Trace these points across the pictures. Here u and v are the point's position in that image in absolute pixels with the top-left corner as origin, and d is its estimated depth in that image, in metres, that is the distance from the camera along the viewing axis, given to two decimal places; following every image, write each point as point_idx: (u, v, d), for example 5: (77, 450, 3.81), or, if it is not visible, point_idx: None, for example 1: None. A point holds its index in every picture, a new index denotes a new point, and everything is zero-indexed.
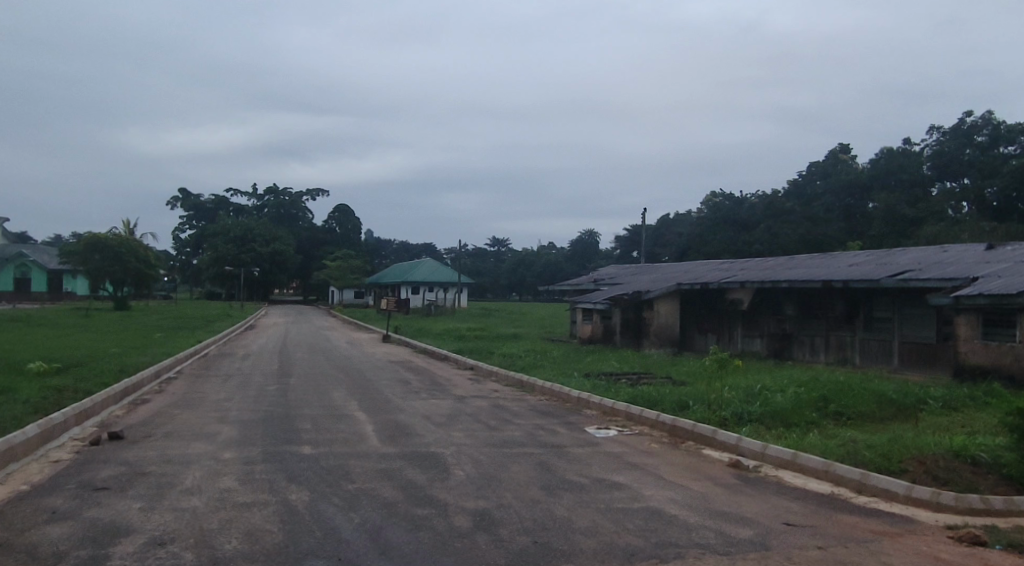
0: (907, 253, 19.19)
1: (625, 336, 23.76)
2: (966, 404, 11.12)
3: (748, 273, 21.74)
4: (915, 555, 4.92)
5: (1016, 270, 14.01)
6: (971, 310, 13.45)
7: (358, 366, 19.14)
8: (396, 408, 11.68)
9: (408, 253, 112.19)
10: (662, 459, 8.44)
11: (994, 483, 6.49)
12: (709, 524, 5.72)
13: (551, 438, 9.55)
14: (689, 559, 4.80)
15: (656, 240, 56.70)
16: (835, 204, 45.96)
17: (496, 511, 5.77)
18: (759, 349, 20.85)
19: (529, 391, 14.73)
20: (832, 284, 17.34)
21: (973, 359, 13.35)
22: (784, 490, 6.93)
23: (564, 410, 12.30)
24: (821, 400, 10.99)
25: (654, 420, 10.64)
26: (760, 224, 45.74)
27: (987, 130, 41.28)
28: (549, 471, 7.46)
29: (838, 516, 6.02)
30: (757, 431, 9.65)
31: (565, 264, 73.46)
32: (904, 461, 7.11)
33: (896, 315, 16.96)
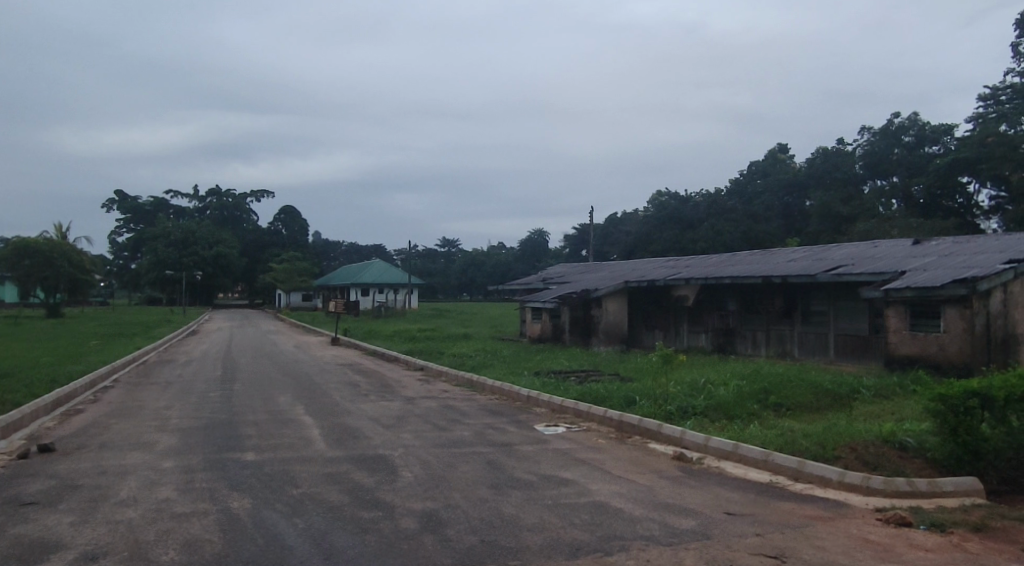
0: (841, 249, 19.96)
1: (574, 334, 23.86)
2: (896, 392, 11.63)
3: (692, 270, 22.23)
4: (845, 538, 5.13)
5: (940, 264, 14.73)
6: (900, 302, 14.02)
7: (306, 369, 18.84)
8: (344, 412, 11.53)
9: (357, 254, 110.77)
10: (610, 454, 8.57)
11: (921, 467, 6.83)
12: (654, 516, 5.83)
13: (500, 436, 9.60)
14: (633, 551, 4.89)
15: (605, 239, 57.46)
16: (774, 202, 47.40)
17: (443, 511, 5.78)
18: (704, 344, 21.37)
19: (479, 390, 14.73)
20: (771, 279, 17.91)
21: (902, 349, 13.95)
22: (725, 480, 7.14)
23: (512, 408, 12.36)
24: (762, 391, 11.32)
25: (601, 416, 10.78)
26: (705, 222, 46.79)
27: (914, 130, 43.12)
28: (498, 469, 7.50)
29: (776, 504, 6.22)
30: (700, 424, 9.90)
31: (515, 264, 73.69)
32: (837, 448, 7.40)
33: (831, 309, 17.60)
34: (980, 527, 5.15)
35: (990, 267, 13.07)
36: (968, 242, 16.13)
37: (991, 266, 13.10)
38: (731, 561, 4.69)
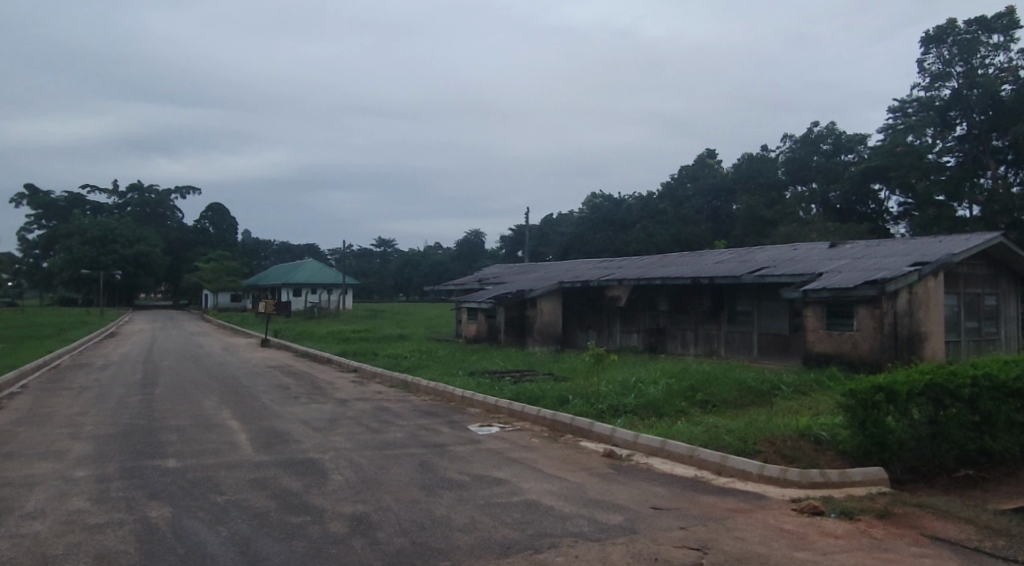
0: (763, 251, 20.78)
1: (509, 334, 23.81)
2: (813, 388, 12.22)
3: (625, 270, 22.71)
4: (764, 529, 5.36)
5: (854, 266, 15.53)
6: (817, 302, 14.71)
7: (233, 372, 18.32)
8: (273, 415, 11.27)
9: (289, 253, 108.14)
10: (542, 452, 8.69)
11: (833, 458, 7.20)
12: (583, 513, 5.95)
13: (433, 437, 9.58)
14: (562, 547, 4.98)
15: (540, 240, 58.01)
16: (703, 205, 48.89)
17: (373, 514, 5.73)
18: (636, 343, 21.84)
19: (413, 392, 14.63)
20: (700, 280, 18.47)
21: (818, 347, 14.64)
22: (652, 475, 7.34)
23: (446, 409, 12.32)
24: (690, 389, 11.67)
25: (535, 415, 10.88)
26: (637, 224, 47.81)
27: (831, 139, 45.54)
28: (430, 470, 7.48)
29: (700, 497, 6.45)
30: (630, 422, 10.14)
31: (451, 264, 73.43)
32: (757, 443, 7.72)
33: (755, 309, 18.29)
34: (884, 513, 5.48)
35: (899, 269, 13.87)
36: (879, 245, 17.06)
37: (900, 269, 13.90)
38: (655, 553, 4.84)
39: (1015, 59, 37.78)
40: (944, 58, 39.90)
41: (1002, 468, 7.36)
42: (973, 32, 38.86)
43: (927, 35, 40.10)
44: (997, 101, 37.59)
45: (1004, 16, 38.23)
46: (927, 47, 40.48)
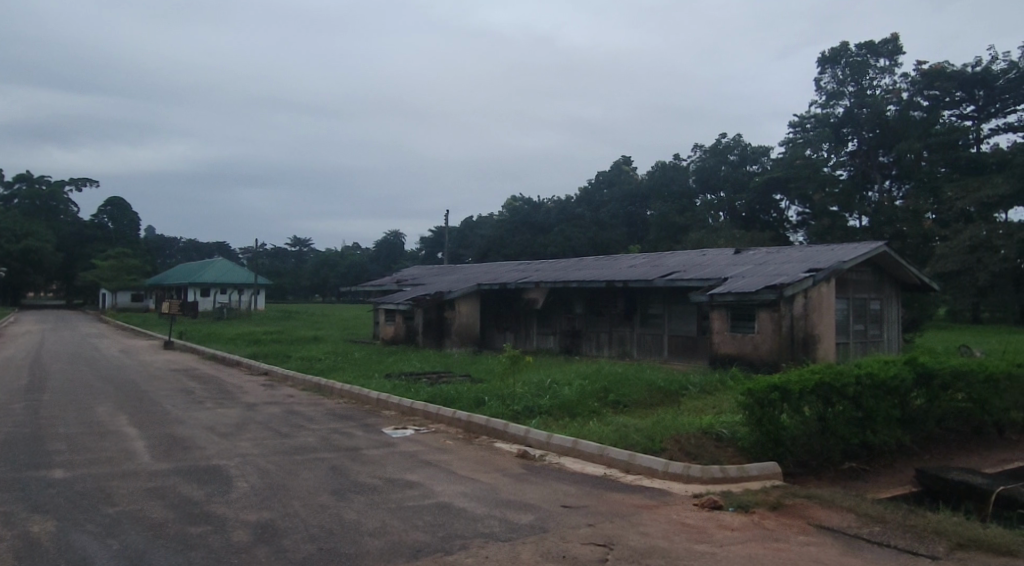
0: (674, 256, 21.54)
1: (427, 336, 23.56)
2: (716, 388, 12.76)
3: (542, 273, 23.02)
4: (666, 523, 5.58)
5: (756, 272, 16.33)
6: (721, 306, 15.37)
7: (132, 375, 17.37)
8: (175, 421, 10.76)
9: (197, 252, 103.39)
10: (456, 454, 8.71)
11: (732, 455, 7.57)
12: (494, 513, 6.01)
13: (345, 441, 9.40)
14: (473, 548, 5.01)
15: (460, 242, 57.89)
16: (619, 211, 50.14)
17: (280, 521, 5.58)
18: (552, 345, 22.17)
19: (327, 395, 14.29)
20: (614, 283, 18.95)
21: (723, 349, 15.32)
22: (563, 474, 7.49)
23: (361, 412, 12.12)
24: (603, 390, 11.96)
25: (450, 417, 10.87)
26: (555, 227, 48.47)
27: (737, 150, 47.87)
28: (341, 475, 7.36)
29: (609, 495, 6.62)
30: (544, 422, 10.31)
31: (369, 265, 72.11)
32: (663, 440, 8.00)
33: (666, 311, 18.91)
34: (776, 505, 5.80)
35: (796, 275, 14.70)
36: (778, 253, 18.00)
37: (796, 274, 14.73)
38: (563, 551, 4.93)
39: (899, 82, 40.90)
40: (838, 78, 42.59)
41: (882, 461, 7.92)
42: (863, 55, 41.95)
43: (823, 55, 42.82)
44: (884, 120, 40.47)
45: (890, 41, 41.43)
46: (823, 67, 43.17)
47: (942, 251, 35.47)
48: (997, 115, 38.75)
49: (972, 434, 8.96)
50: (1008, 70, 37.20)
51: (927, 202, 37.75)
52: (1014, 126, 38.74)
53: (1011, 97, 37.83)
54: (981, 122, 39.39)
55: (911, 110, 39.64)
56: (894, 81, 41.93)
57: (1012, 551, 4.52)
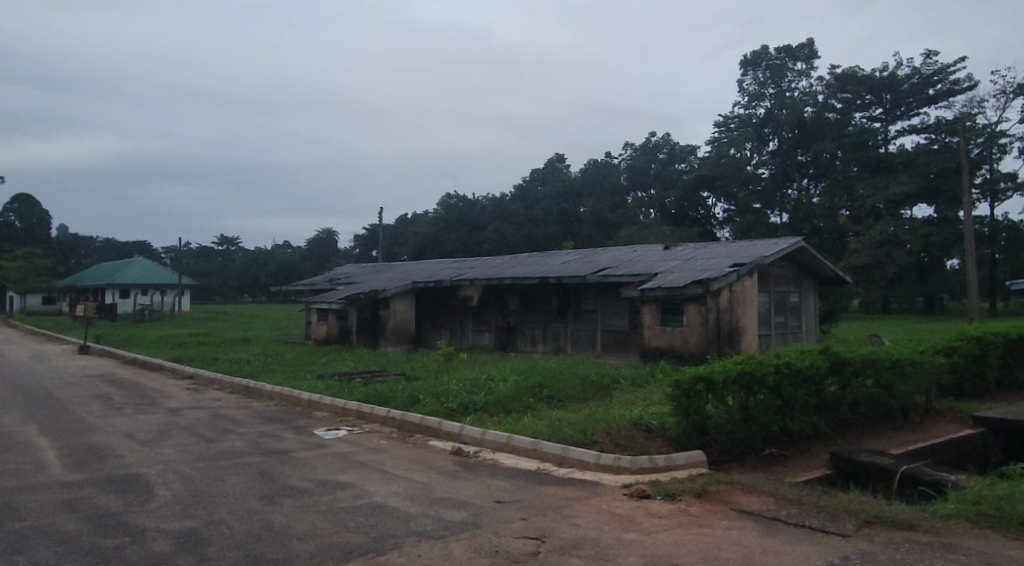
0: (606, 253, 21.91)
1: (362, 335, 23.17)
2: (647, 380, 13.06)
3: (477, 271, 23.02)
4: (597, 514, 5.69)
5: (684, 267, 16.81)
6: (652, 301, 15.72)
7: (42, 383, 16.37)
8: (91, 429, 10.24)
9: (115, 251, 98.29)
10: (389, 454, 8.61)
11: (661, 444, 7.75)
12: (428, 512, 5.98)
13: (275, 444, 9.16)
14: (405, 548, 4.98)
15: (394, 239, 57.10)
16: (553, 208, 50.48)
17: (203, 529, 5.41)
18: (487, 342, 22.20)
19: (256, 398, 13.87)
20: (547, 280, 19.13)
21: (653, 343, 15.72)
22: (497, 470, 7.53)
23: (292, 414, 11.84)
24: (537, 385, 12.07)
25: (384, 416, 10.75)
26: (490, 224, 48.43)
27: (666, 149, 49.02)
28: (270, 479, 7.17)
29: (542, 489, 6.69)
30: (478, 419, 10.33)
31: (301, 264, 70.23)
32: (595, 433, 8.15)
33: (599, 307, 19.21)
34: (701, 492, 6.00)
35: (721, 270, 15.20)
36: (705, 248, 18.56)
37: (721, 269, 15.25)
38: (495, 546, 4.97)
39: (815, 85, 42.76)
40: (759, 80, 44.16)
41: (800, 445, 8.30)
42: (781, 58, 43.70)
43: (745, 58, 44.33)
44: (801, 121, 42.23)
45: (806, 46, 43.25)
46: (745, 69, 44.67)
47: (855, 246, 37.42)
48: (903, 117, 41.00)
49: (881, 417, 9.47)
50: (912, 75, 39.41)
51: (842, 200, 39.69)
52: (918, 128, 41.09)
53: (915, 100, 40.10)
54: (889, 124, 41.60)
55: (826, 112, 41.47)
56: (811, 84, 43.79)
57: (913, 525, 4.81)
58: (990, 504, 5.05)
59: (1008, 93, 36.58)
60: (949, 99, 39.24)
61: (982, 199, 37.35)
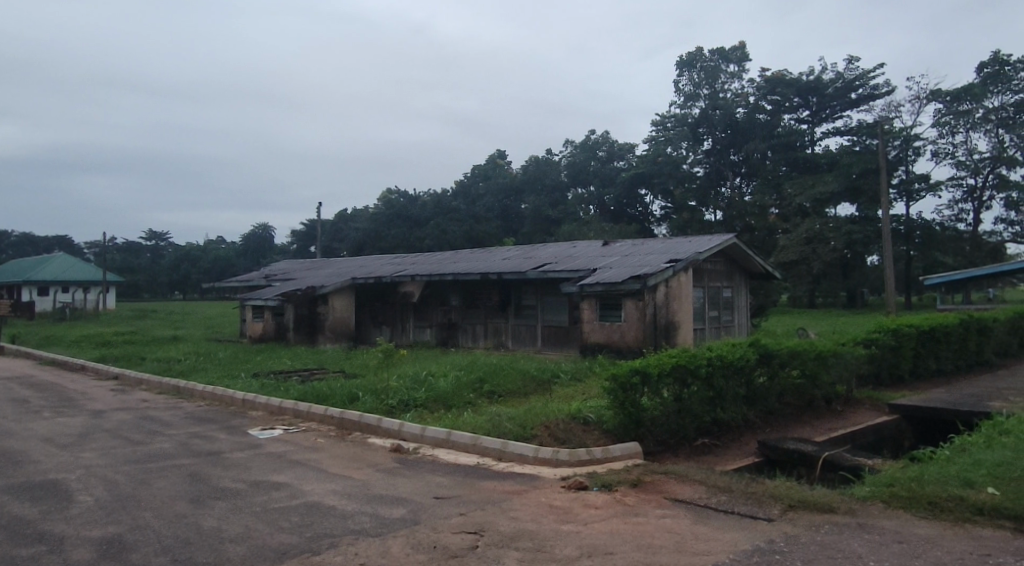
0: (547, 249, 22.06)
1: (299, 333, 22.67)
2: (586, 375, 13.23)
3: (418, 267, 22.85)
4: (535, 506, 5.75)
5: (622, 263, 17.10)
6: (591, 296, 15.92)
7: None
8: (6, 434, 9.71)
9: (33, 247, 93.16)
10: (326, 452, 8.48)
11: (598, 437, 7.87)
12: (365, 510, 5.92)
13: (206, 445, 8.88)
14: (342, 546, 4.92)
15: (333, 235, 56.06)
16: (494, 204, 50.44)
17: (129, 535, 5.21)
18: (428, 338, 22.08)
19: (187, 398, 13.41)
20: (488, 276, 19.15)
21: (592, 337, 15.94)
22: (437, 466, 7.50)
23: (225, 414, 11.51)
24: (478, 381, 12.07)
25: (322, 415, 10.56)
26: (431, 220, 48.06)
27: (605, 147, 49.72)
28: (200, 481, 6.95)
29: (482, 483, 6.71)
30: (419, 415, 10.28)
31: (235, 260, 68.13)
32: (534, 427, 8.21)
33: (539, 302, 19.35)
34: (636, 482, 6.14)
35: (658, 266, 15.51)
36: (642, 245, 18.90)
37: (658, 265, 15.58)
38: (433, 542, 4.96)
39: (746, 87, 44.09)
40: (694, 81, 45.23)
41: (730, 435, 8.59)
42: (715, 61, 44.91)
43: (681, 59, 45.35)
44: (734, 121, 43.48)
45: (738, 48, 44.51)
46: (680, 70, 45.69)
47: (784, 242, 38.85)
48: (828, 120, 42.70)
49: (807, 407, 9.88)
50: (836, 80, 41.09)
51: (772, 198, 41.07)
52: (841, 130, 42.86)
53: (838, 104, 41.84)
54: (815, 126, 43.22)
55: (757, 113, 42.83)
56: (742, 86, 45.14)
57: (833, 507, 5.05)
58: (902, 485, 5.34)
59: (922, 98, 38.51)
60: (870, 103, 41.06)
61: (899, 199, 39.28)
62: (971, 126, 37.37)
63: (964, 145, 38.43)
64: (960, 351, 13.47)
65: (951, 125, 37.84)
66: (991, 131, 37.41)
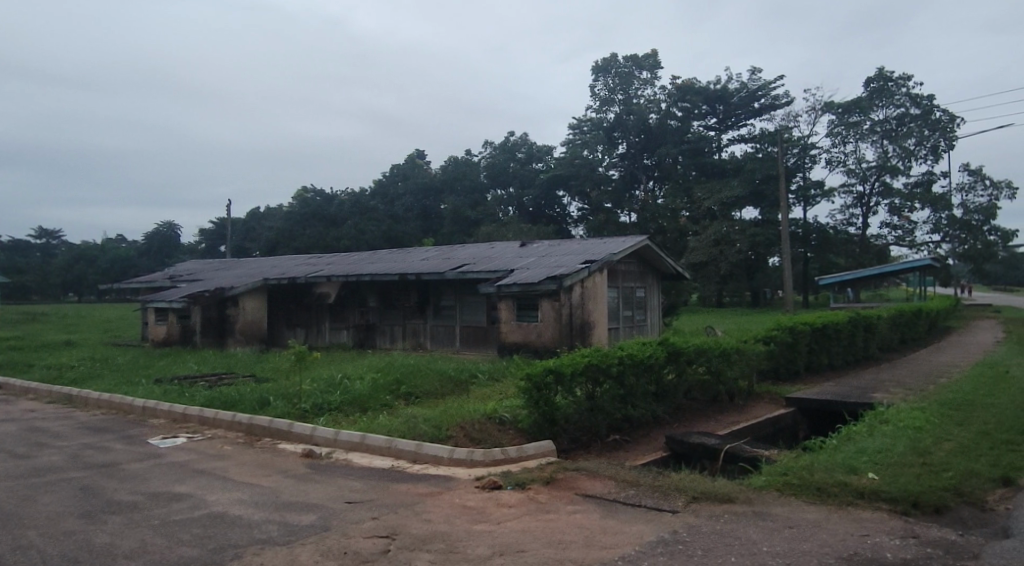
0: (465, 249, 22.02)
1: (206, 335, 21.69)
2: (503, 375, 13.29)
3: (334, 267, 22.33)
4: (449, 508, 5.74)
5: (539, 264, 17.32)
6: (509, 296, 16.02)
7: None
8: None
9: None
10: (234, 460, 8.17)
11: (513, 436, 7.93)
12: (273, 518, 5.75)
13: (100, 457, 8.36)
14: (248, 556, 4.77)
15: (244, 234, 53.95)
16: (414, 204, 49.79)
17: (8, 556, 4.85)
18: (345, 340, 21.64)
19: (80, 407, 12.57)
20: (406, 277, 18.96)
21: (510, 337, 16.05)
22: (350, 470, 7.38)
23: (123, 423, 10.89)
24: (395, 382, 11.94)
25: (229, 421, 10.16)
26: (348, 220, 47.05)
27: (524, 148, 50.21)
28: (92, 495, 6.56)
29: (395, 486, 6.65)
30: (332, 419, 10.07)
31: (137, 261, 64.40)
32: (449, 428, 8.19)
33: (458, 303, 19.32)
34: (549, 480, 6.23)
35: (573, 266, 15.80)
36: (559, 245, 19.22)
37: (574, 266, 15.86)
38: (344, 548, 4.87)
39: (659, 93, 45.47)
40: (609, 86, 46.31)
41: (640, 431, 8.84)
42: (629, 67, 46.08)
43: (596, 65, 46.27)
44: (647, 126, 44.71)
45: (651, 56, 45.77)
46: (596, 75, 46.62)
47: (693, 244, 40.41)
48: (733, 127, 44.63)
49: (712, 401, 10.29)
50: (740, 89, 43.04)
51: (682, 201, 42.53)
52: (745, 137, 44.87)
53: (743, 113, 43.80)
54: (722, 133, 45.06)
55: (668, 119, 44.23)
56: (655, 92, 46.53)
57: (732, 497, 5.29)
58: (794, 474, 5.66)
59: (817, 109, 40.82)
60: (771, 112, 43.19)
61: (797, 204, 41.51)
62: (860, 136, 40.13)
63: (854, 154, 41.01)
64: (850, 347, 14.37)
65: (842, 135, 40.75)
66: (877, 141, 40.12)
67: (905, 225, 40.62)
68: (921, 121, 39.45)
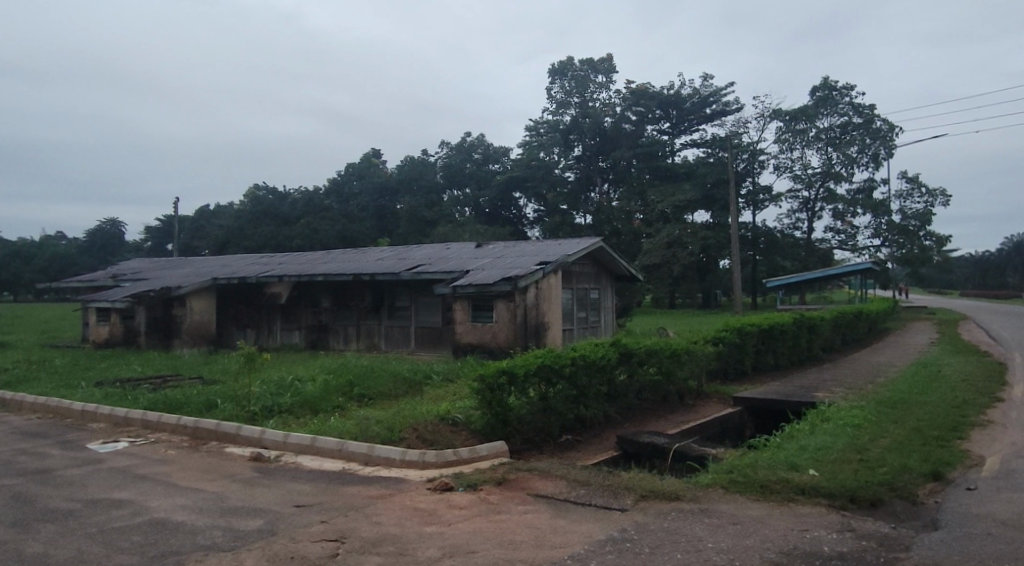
0: (420, 249, 21.87)
1: (151, 336, 21.02)
2: (457, 375, 13.26)
3: (286, 266, 21.92)
4: (400, 510, 5.69)
5: (494, 265, 17.33)
6: (463, 297, 15.97)
7: None
8: None
9: None
10: (177, 464, 7.95)
11: (466, 437, 7.91)
12: (218, 523, 5.62)
13: (34, 463, 8.01)
14: (190, 563, 4.65)
15: (192, 232, 52.48)
16: (369, 203, 49.21)
17: None
18: (297, 340, 21.28)
19: (14, 412, 12.03)
20: (360, 277, 18.75)
21: (465, 338, 15.99)
22: (299, 473, 7.25)
23: (61, 428, 10.47)
24: (348, 384, 11.78)
25: (174, 424, 9.88)
26: (301, 219, 46.22)
27: (481, 149, 50.22)
28: (26, 503, 6.30)
29: (345, 489, 6.56)
30: (281, 422, 9.90)
31: (79, 260, 61.94)
32: (401, 429, 8.14)
33: (413, 303, 19.19)
34: (501, 481, 6.24)
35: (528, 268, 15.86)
36: (515, 246, 19.29)
37: (529, 267, 15.90)
38: (291, 552, 4.79)
39: (613, 97, 45.99)
40: (565, 89, 46.65)
41: (593, 431, 8.93)
42: (585, 71, 46.53)
43: (553, 67, 46.59)
44: (602, 129, 45.14)
45: (606, 60, 46.29)
46: (552, 77, 46.93)
47: (647, 246, 40.98)
48: (685, 132, 45.47)
49: (662, 401, 10.45)
50: (692, 95, 43.89)
51: (636, 204, 43.14)
52: (697, 142, 45.77)
53: (695, 118, 44.66)
54: (675, 137, 45.85)
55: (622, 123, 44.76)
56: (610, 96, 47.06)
57: (679, 495, 5.38)
58: (738, 472, 5.79)
59: (765, 116, 41.86)
60: (722, 118, 44.16)
61: (746, 208, 42.47)
62: (806, 143, 41.34)
63: (801, 161, 42.19)
64: (795, 347, 14.77)
65: (789, 142, 41.92)
66: (822, 148, 41.38)
67: (847, 230, 41.95)
68: (863, 129, 40.77)
